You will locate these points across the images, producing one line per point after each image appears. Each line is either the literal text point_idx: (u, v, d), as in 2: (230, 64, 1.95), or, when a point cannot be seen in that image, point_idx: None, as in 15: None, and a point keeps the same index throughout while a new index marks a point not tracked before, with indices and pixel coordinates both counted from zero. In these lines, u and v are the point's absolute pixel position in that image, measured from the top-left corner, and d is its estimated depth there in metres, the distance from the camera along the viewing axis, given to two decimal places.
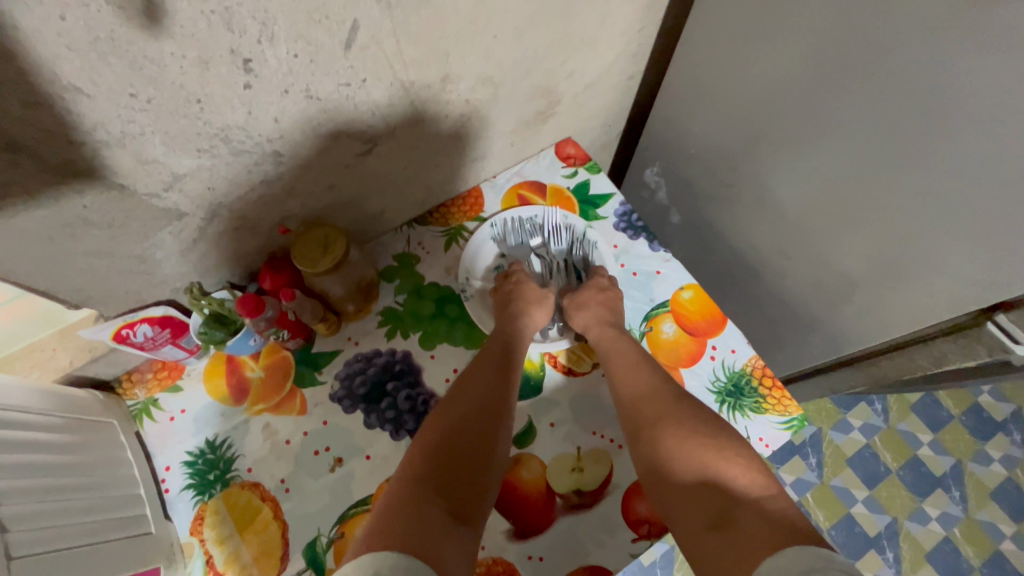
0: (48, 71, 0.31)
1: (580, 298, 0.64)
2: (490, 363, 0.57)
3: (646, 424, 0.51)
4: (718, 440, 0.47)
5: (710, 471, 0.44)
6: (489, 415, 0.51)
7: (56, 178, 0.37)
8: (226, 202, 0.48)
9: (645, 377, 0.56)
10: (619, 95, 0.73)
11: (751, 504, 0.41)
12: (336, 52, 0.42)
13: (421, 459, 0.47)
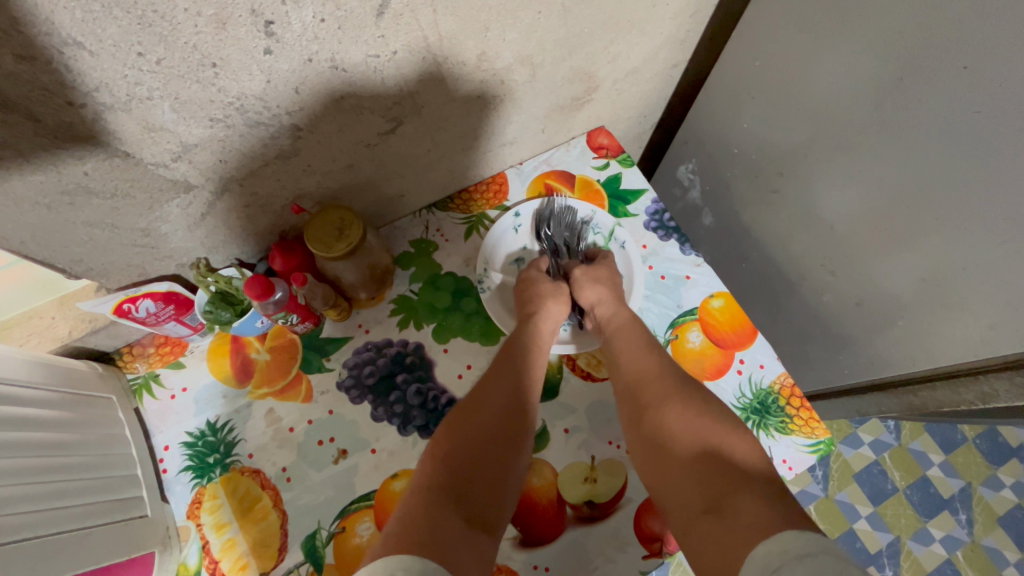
0: (46, 21, 0.28)
1: (592, 275, 0.61)
2: (505, 356, 0.54)
3: (646, 403, 0.49)
4: (726, 424, 0.45)
5: (714, 451, 0.42)
6: (507, 410, 0.49)
7: (53, 142, 0.33)
8: (238, 176, 0.44)
9: (651, 358, 0.53)
10: (660, 84, 0.68)
11: (751, 485, 0.38)
12: (366, 19, 0.37)
13: (435, 458, 0.45)
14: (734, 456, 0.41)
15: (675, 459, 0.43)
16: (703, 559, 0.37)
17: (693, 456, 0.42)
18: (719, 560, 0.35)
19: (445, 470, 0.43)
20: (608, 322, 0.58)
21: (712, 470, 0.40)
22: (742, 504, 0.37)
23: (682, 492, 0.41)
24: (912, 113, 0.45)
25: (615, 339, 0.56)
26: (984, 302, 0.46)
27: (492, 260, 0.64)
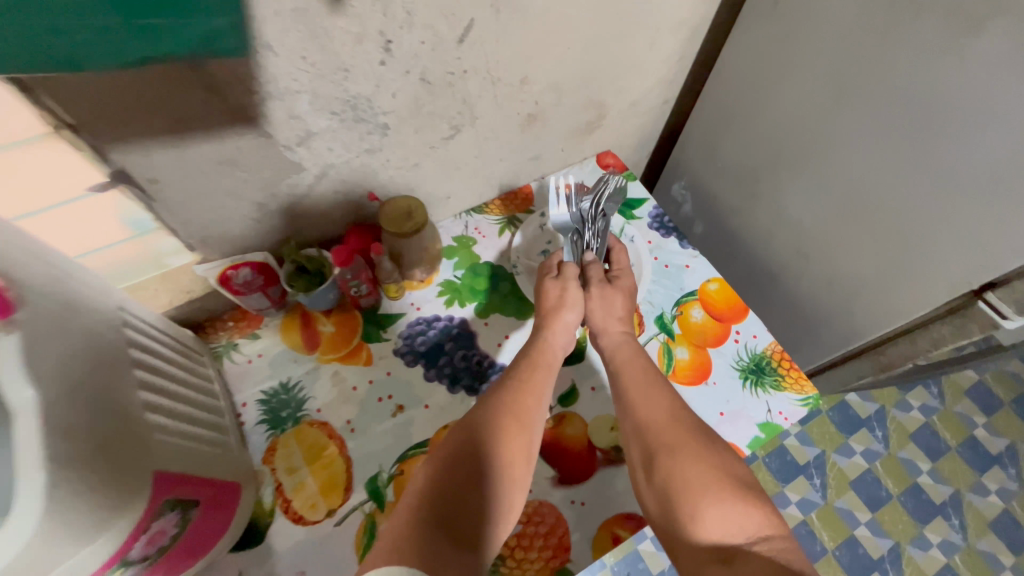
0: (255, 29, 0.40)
1: (608, 305, 0.62)
2: (510, 380, 0.53)
3: (653, 443, 0.48)
4: (736, 480, 0.44)
5: (724, 503, 0.43)
6: (511, 429, 0.47)
7: (227, 120, 0.45)
8: (336, 164, 0.56)
9: (663, 397, 0.52)
10: (655, 116, 0.84)
11: (756, 556, 0.39)
12: (451, 45, 0.51)
13: (430, 478, 0.43)
14: (741, 516, 0.41)
15: (681, 511, 0.43)
16: None
17: (699, 513, 0.42)
18: None
19: (447, 496, 0.41)
20: (611, 354, 0.59)
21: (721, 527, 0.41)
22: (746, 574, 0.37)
23: (693, 545, 0.42)
24: (853, 123, 0.60)
25: (623, 372, 0.56)
26: (923, 264, 0.58)
27: (523, 252, 0.75)
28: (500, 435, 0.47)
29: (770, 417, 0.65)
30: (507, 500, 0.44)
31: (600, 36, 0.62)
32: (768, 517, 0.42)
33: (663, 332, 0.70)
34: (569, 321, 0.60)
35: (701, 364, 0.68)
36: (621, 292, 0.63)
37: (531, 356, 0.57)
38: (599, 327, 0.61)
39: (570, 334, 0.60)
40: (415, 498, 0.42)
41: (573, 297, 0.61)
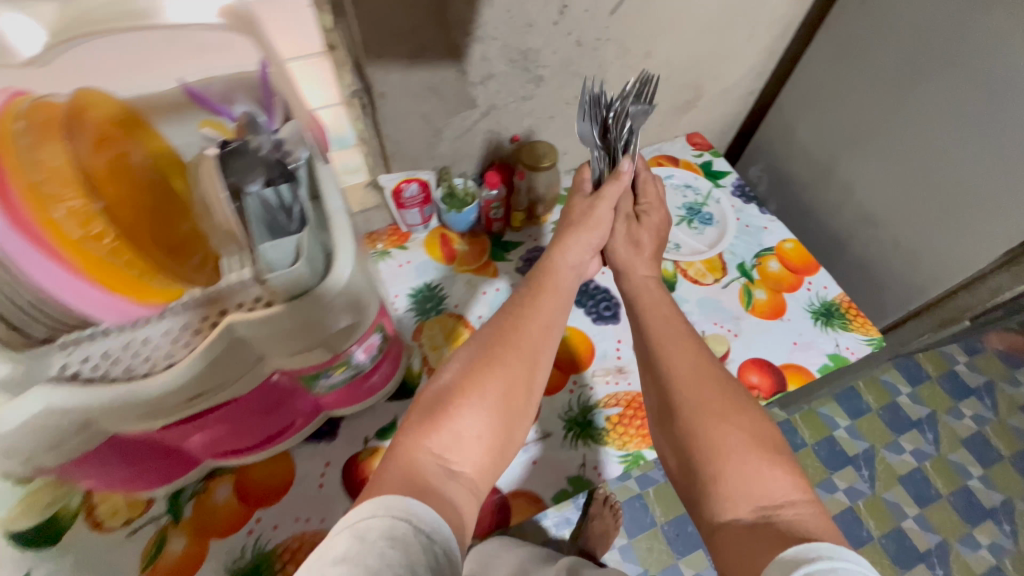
0: None
1: (635, 237, 0.65)
2: (526, 318, 0.53)
3: (674, 397, 0.47)
4: (759, 443, 0.43)
5: (746, 470, 0.41)
6: (515, 367, 0.48)
7: (444, 55, 0.61)
8: (498, 105, 0.72)
9: (694, 353, 0.50)
10: (741, 105, 0.97)
11: (767, 528, 0.38)
12: (605, 15, 0.66)
13: (437, 409, 0.45)
14: (757, 485, 0.41)
15: (696, 468, 0.43)
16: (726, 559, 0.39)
17: (714, 474, 0.42)
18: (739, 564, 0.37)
19: (449, 429, 0.44)
20: (635, 295, 0.60)
21: (740, 491, 0.41)
22: (753, 544, 0.37)
23: (706, 501, 0.42)
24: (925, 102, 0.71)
25: (653, 324, 0.54)
26: (985, 222, 0.68)
27: None
28: (505, 377, 0.48)
29: (839, 350, 0.75)
30: (508, 431, 0.47)
31: (715, 24, 0.76)
32: (792, 486, 0.41)
33: (744, 276, 0.81)
34: (592, 248, 0.63)
35: (777, 304, 0.79)
36: (651, 229, 0.67)
37: (548, 293, 0.56)
38: (624, 265, 0.63)
39: (584, 256, 0.62)
40: (421, 426, 0.44)
41: (597, 219, 0.63)
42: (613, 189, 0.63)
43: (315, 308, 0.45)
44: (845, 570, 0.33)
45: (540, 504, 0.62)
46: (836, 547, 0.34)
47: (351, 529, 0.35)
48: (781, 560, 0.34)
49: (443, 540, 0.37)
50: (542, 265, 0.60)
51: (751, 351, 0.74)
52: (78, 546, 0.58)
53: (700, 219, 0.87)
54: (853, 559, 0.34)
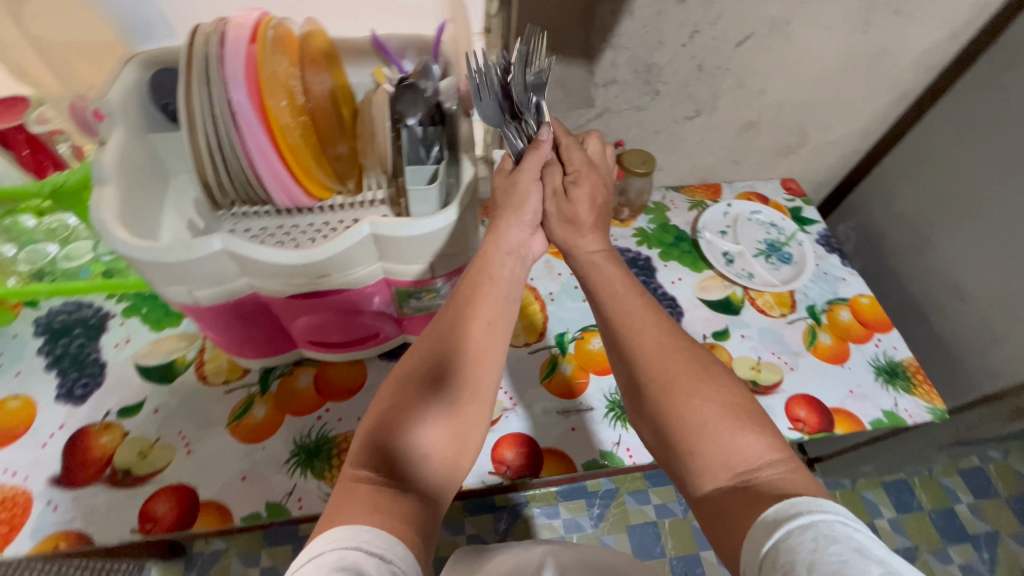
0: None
1: (570, 213, 0.60)
2: (468, 317, 0.52)
3: (644, 376, 0.49)
4: (729, 407, 0.46)
5: (724, 441, 0.44)
6: (454, 377, 0.48)
7: (579, 54, 0.70)
8: (612, 109, 0.79)
9: (655, 325, 0.52)
10: (843, 161, 0.99)
11: (747, 492, 0.42)
12: (730, 46, 0.72)
13: (388, 431, 0.45)
14: (732, 453, 0.44)
15: (675, 445, 0.46)
16: (715, 528, 0.43)
17: (690, 450, 0.45)
18: (726, 536, 0.41)
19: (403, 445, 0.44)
20: (586, 270, 0.59)
21: (724, 457, 0.44)
22: (736, 513, 0.41)
23: (689, 476, 0.45)
24: None
25: (611, 303, 0.55)
26: None
27: (707, 226, 0.91)
28: (447, 396, 0.47)
29: (896, 409, 0.74)
30: (461, 441, 0.47)
31: (833, 75, 0.80)
32: (765, 446, 0.44)
33: (811, 317, 0.83)
34: (526, 221, 0.60)
35: (840, 351, 0.79)
36: (583, 196, 0.60)
37: (484, 290, 0.54)
38: (564, 244, 0.61)
39: (521, 238, 0.59)
40: (372, 451, 0.44)
41: (518, 198, 0.59)
42: (532, 164, 0.59)
43: (437, 243, 0.55)
44: (823, 522, 0.36)
45: (570, 466, 0.67)
46: (814, 501, 0.38)
47: (303, 569, 0.36)
48: (765, 521, 0.38)
49: (398, 564, 0.37)
50: (477, 258, 0.57)
51: (804, 387, 0.75)
52: (186, 389, 0.70)
53: (778, 256, 0.89)
54: (831, 511, 0.38)
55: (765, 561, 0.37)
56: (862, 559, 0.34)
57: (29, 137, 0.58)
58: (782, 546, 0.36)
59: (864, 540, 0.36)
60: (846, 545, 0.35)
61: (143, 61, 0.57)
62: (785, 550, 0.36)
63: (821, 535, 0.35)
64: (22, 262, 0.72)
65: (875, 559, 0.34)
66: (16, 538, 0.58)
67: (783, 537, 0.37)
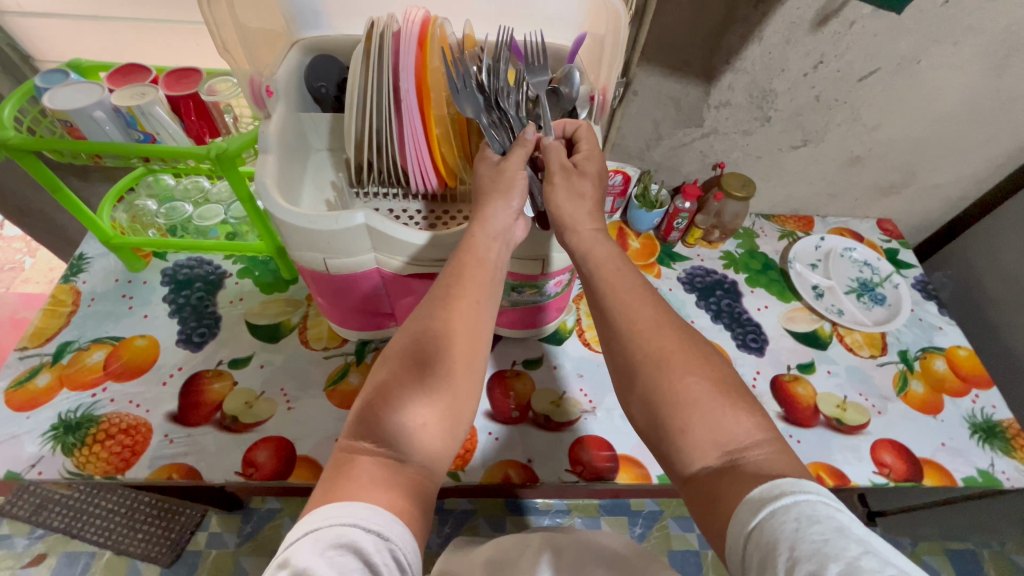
0: (763, 27, 0.65)
1: (577, 186, 0.52)
2: (459, 296, 0.48)
3: (637, 354, 0.45)
4: (721, 385, 0.43)
5: (715, 424, 0.41)
6: (450, 353, 0.45)
7: (699, 74, 0.71)
8: (718, 131, 0.80)
9: (653, 306, 0.48)
10: (948, 207, 0.95)
11: (733, 472, 0.40)
12: (852, 80, 0.72)
13: (382, 403, 0.43)
14: (724, 431, 0.41)
15: (665, 425, 0.43)
16: (699, 510, 0.41)
17: (682, 428, 0.42)
18: (708, 517, 0.40)
19: (399, 416, 0.42)
20: (583, 252, 0.51)
21: (714, 439, 0.41)
22: (723, 494, 0.39)
23: (676, 454, 0.42)
24: None
25: (606, 273, 0.50)
26: None
27: (798, 256, 0.90)
28: (440, 375, 0.44)
29: (991, 470, 0.70)
30: (457, 417, 0.44)
31: (955, 118, 0.78)
32: (755, 426, 0.42)
33: (903, 363, 0.80)
34: (516, 210, 0.52)
35: (933, 401, 0.76)
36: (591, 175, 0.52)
37: (475, 269, 0.50)
38: (568, 218, 0.51)
39: (510, 223, 0.52)
40: (368, 422, 0.42)
41: (509, 182, 0.52)
42: (519, 155, 0.52)
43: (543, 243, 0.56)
44: (807, 502, 0.35)
45: (646, 475, 0.67)
46: (799, 482, 0.37)
47: (300, 544, 0.35)
48: (749, 501, 0.37)
49: (395, 541, 0.37)
50: (465, 241, 0.51)
51: (891, 433, 0.73)
52: (290, 350, 0.75)
53: (871, 296, 0.87)
54: (815, 492, 0.36)
55: (749, 541, 0.35)
56: (844, 539, 0.33)
57: (196, 103, 0.63)
58: (765, 526, 0.35)
59: (847, 521, 0.34)
60: (828, 524, 0.34)
61: (305, 47, 0.62)
62: (767, 533, 0.35)
63: (804, 515, 0.34)
64: (161, 217, 0.79)
65: (854, 538, 0.33)
66: (136, 463, 0.64)
67: (767, 517, 0.35)
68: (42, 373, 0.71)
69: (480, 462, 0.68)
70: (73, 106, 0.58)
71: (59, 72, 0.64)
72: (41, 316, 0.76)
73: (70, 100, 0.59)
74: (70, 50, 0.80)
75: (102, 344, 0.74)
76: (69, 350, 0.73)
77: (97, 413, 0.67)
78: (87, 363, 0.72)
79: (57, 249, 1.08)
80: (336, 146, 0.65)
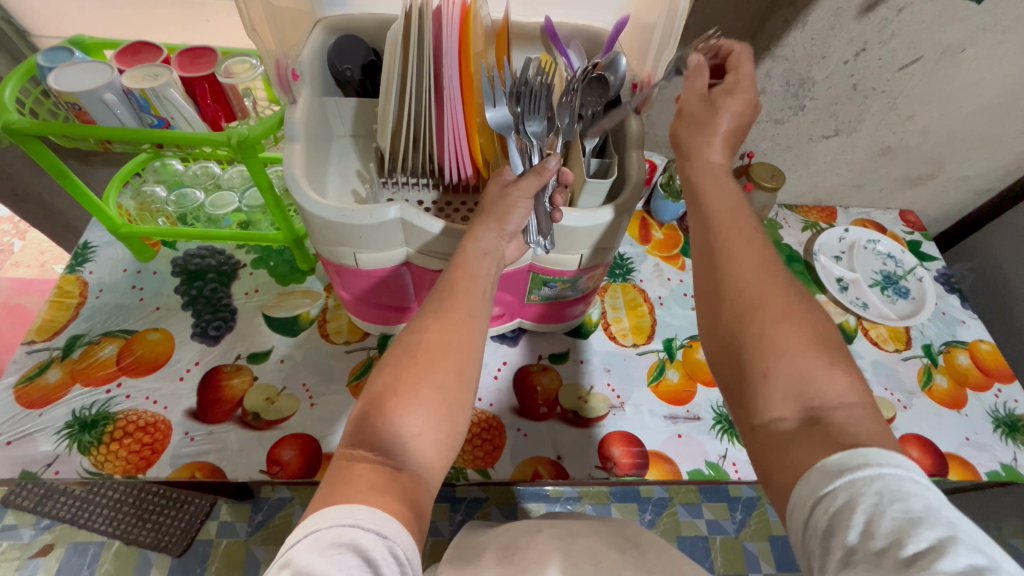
0: (810, 10, 0.62)
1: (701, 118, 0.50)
2: (451, 309, 0.45)
3: (731, 293, 0.43)
4: (818, 338, 0.40)
5: (806, 376, 0.38)
6: (445, 364, 0.42)
7: None
8: (750, 119, 0.78)
9: (760, 251, 0.44)
10: (973, 199, 0.94)
11: (816, 428, 0.36)
12: (893, 69, 0.70)
13: (377, 411, 0.39)
14: (811, 384, 0.38)
15: (745, 368, 0.40)
16: (764, 462, 0.38)
17: (763, 372, 0.39)
18: (773, 470, 0.37)
19: (394, 424, 0.39)
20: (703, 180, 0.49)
21: (806, 385, 0.38)
22: (794, 449, 0.36)
23: (751, 400, 0.39)
24: None
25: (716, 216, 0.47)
26: None
27: (822, 248, 0.89)
28: (434, 382, 0.41)
29: (1015, 464, 0.71)
30: (456, 426, 0.41)
31: (990, 109, 0.76)
32: (829, 397, 0.38)
33: (927, 356, 0.80)
34: (509, 233, 0.50)
35: (957, 396, 0.77)
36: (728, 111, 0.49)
37: (465, 284, 0.47)
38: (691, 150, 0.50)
39: (503, 241, 0.50)
40: (362, 429, 0.39)
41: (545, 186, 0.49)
42: (532, 183, 0.49)
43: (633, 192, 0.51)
44: (893, 477, 0.32)
45: (676, 471, 0.67)
46: (885, 454, 0.33)
47: (300, 545, 0.32)
48: (825, 465, 0.34)
49: (397, 540, 0.34)
50: (454, 257, 0.49)
51: (917, 427, 0.73)
52: (311, 344, 0.73)
53: (894, 289, 0.86)
54: (904, 465, 0.33)
55: (818, 505, 0.33)
56: (929, 519, 0.30)
57: (212, 85, 0.60)
58: (839, 494, 0.32)
59: (936, 501, 0.31)
60: (915, 503, 0.31)
61: (328, 26, 0.59)
62: (844, 505, 0.32)
63: (888, 490, 0.31)
64: (171, 205, 0.76)
65: (942, 520, 0.30)
66: (157, 462, 0.62)
67: (843, 486, 0.32)
68: (52, 368, 0.68)
69: (511, 459, 0.67)
70: (82, 88, 0.54)
71: (64, 49, 0.60)
72: (47, 308, 0.73)
73: (79, 80, 0.55)
74: (68, 25, 0.75)
75: (114, 338, 0.71)
76: (80, 343, 0.70)
77: (114, 410, 0.65)
78: (98, 358, 0.69)
79: (55, 235, 1.03)
80: (359, 132, 0.62)
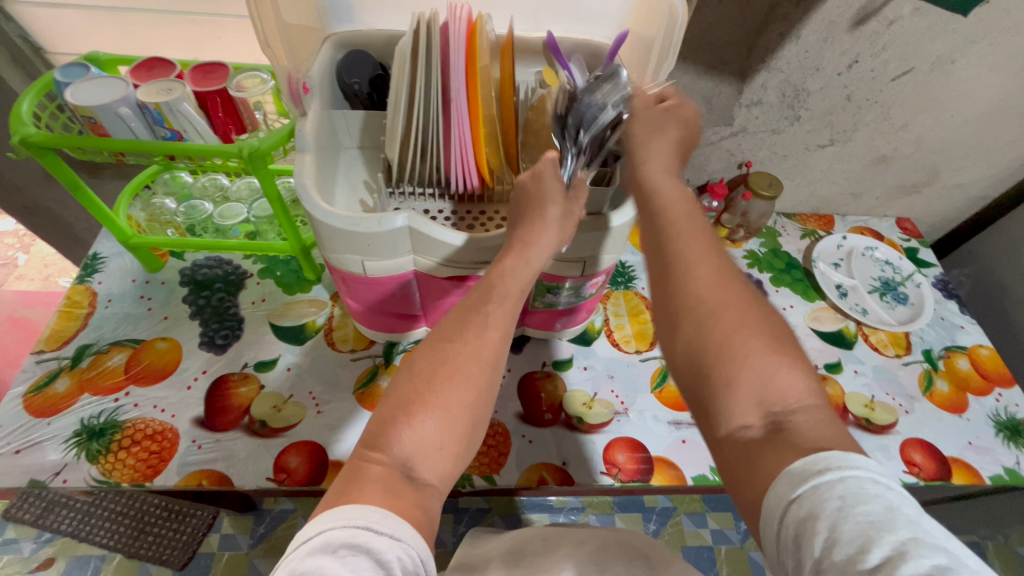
0: (802, 23, 0.64)
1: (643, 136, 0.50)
2: (490, 325, 0.44)
3: (685, 307, 0.43)
4: (773, 344, 0.40)
5: (766, 385, 0.38)
6: (474, 380, 0.41)
7: (734, 72, 0.70)
8: (746, 130, 0.80)
9: (738, 279, 0.44)
10: (967, 207, 0.96)
11: (780, 437, 0.37)
12: (885, 79, 0.72)
13: (399, 418, 0.39)
14: (771, 389, 0.38)
15: (708, 378, 0.40)
16: (734, 472, 0.38)
17: (727, 381, 0.39)
18: (736, 480, 0.38)
19: (415, 433, 0.38)
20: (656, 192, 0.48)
21: (766, 393, 0.38)
22: (761, 458, 0.37)
23: (717, 411, 0.39)
24: None
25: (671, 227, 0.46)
26: None
27: (821, 255, 0.90)
28: (461, 397, 0.40)
29: (1018, 468, 0.71)
30: (470, 437, 0.41)
31: (982, 117, 0.78)
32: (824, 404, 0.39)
33: (928, 362, 0.81)
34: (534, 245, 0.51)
35: (957, 400, 0.77)
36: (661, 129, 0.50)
37: (500, 297, 0.46)
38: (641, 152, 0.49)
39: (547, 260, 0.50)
40: (382, 431, 0.39)
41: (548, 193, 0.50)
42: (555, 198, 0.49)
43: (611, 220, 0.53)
44: (854, 480, 0.33)
45: (681, 477, 0.67)
46: (845, 456, 0.34)
47: (312, 542, 0.33)
48: (789, 473, 0.34)
49: (411, 544, 0.34)
50: (492, 268, 0.48)
51: (919, 432, 0.73)
52: (317, 352, 0.74)
53: (894, 295, 0.87)
54: (863, 467, 0.33)
55: (785, 515, 0.33)
56: (890, 522, 0.30)
57: (224, 99, 0.61)
58: (803, 502, 0.33)
59: (897, 500, 0.32)
60: (875, 505, 0.31)
61: (337, 42, 0.61)
62: (808, 510, 0.32)
63: (850, 494, 0.32)
64: (181, 216, 0.77)
65: (903, 522, 0.31)
66: (164, 470, 0.62)
67: (807, 493, 0.33)
68: (61, 378, 0.69)
69: (516, 465, 0.67)
70: (98, 103, 0.56)
71: (80, 65, 0.62)
72: (57, 319, 0.74)
73: (94, 95, 0.57)
74: (83, 42, 0.77)
75: (123, 347, 0.72)
76: (89, 352, 0.71)
77: (122, 418, 0.66)
78: (107, 367, 0.70)
79: (64, 247, 1.05)
80: (366, 143, 0.63)
